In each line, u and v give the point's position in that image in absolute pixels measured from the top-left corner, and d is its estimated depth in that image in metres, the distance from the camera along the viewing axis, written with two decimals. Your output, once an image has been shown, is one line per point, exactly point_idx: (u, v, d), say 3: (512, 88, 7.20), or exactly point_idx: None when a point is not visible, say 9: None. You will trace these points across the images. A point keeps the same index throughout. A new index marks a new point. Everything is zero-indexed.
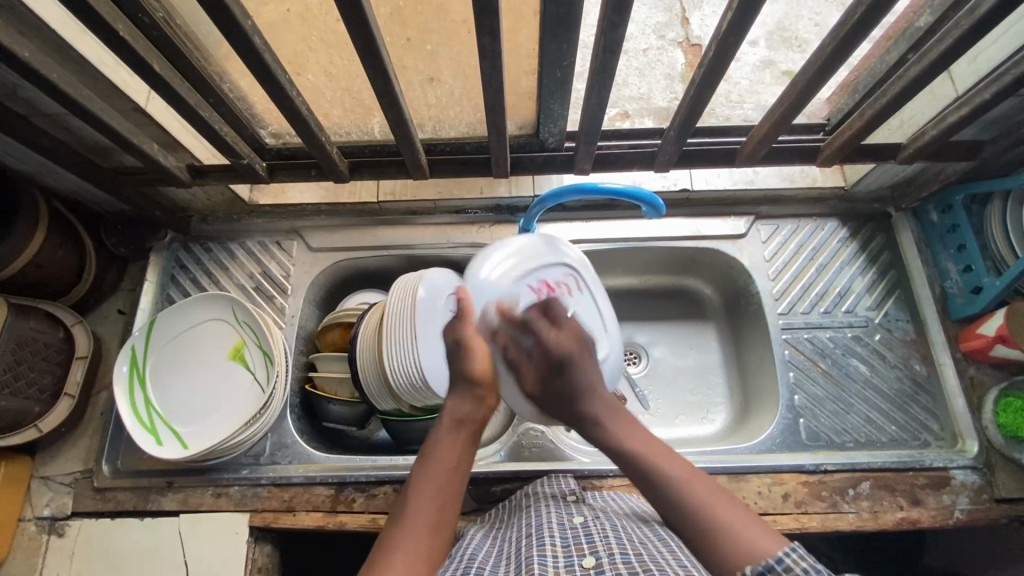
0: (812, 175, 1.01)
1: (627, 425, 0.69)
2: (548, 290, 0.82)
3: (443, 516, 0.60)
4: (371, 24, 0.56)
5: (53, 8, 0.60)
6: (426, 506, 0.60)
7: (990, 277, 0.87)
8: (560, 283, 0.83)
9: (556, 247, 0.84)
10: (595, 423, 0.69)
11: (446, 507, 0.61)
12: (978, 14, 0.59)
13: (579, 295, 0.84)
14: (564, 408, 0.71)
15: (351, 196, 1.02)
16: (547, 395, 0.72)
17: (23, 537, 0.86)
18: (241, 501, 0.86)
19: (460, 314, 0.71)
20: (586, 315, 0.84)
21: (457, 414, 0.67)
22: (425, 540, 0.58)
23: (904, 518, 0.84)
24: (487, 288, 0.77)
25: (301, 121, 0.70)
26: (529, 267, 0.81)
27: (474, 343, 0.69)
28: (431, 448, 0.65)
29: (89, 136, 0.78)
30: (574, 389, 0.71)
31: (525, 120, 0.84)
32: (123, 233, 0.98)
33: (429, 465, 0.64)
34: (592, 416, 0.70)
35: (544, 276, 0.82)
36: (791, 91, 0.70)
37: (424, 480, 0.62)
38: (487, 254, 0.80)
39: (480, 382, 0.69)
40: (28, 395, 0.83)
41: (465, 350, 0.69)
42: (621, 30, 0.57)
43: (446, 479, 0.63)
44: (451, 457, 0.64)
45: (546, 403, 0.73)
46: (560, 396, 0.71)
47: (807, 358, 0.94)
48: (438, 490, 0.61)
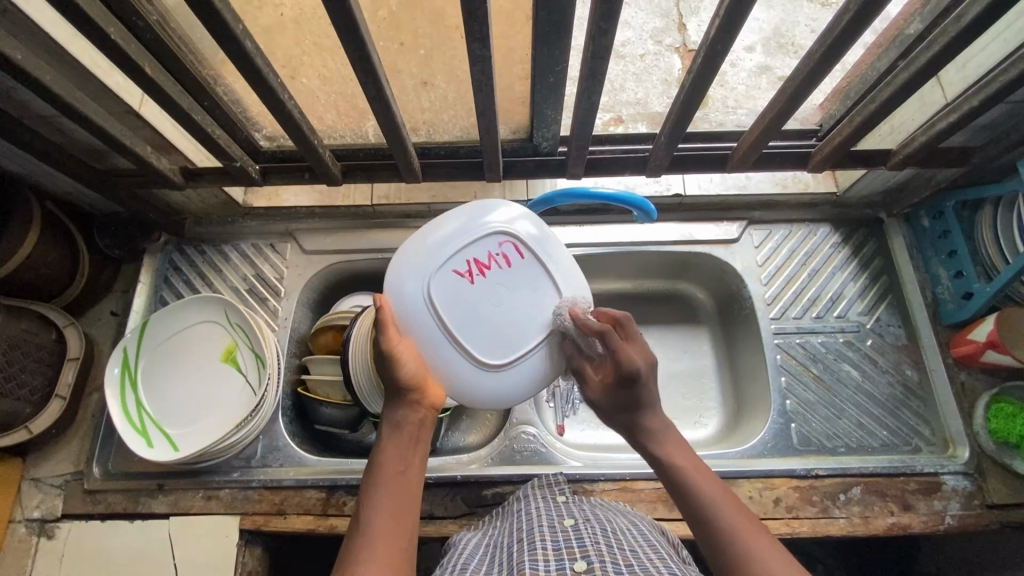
0: (804, 180, 1.00)
1: (674, 441, 0.63)
2: (480, 268, 0.70)
3: (402, 521, 0.56)
4: (362, 29, 0.57)
5: (47, 11, 0.61)
6: (383, 514, 0.56)
7: (980, 282, 0.88)
8: (492, 256, 0.70)
9: (479, 215, 0.71)
10: (652, 434, 0.64)
11: (407, 512, 0.57)
12: (964, 22, 0.59)
13: (520, 261, 0.71)
14: (621, 419, 0.66)
15: (345, 199, 1.02)
16: (608, 408, 0.67)
17: (12, 539, 0.86)
18: (232, 503, 0.86)
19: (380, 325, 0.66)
20: (524, 287, 0.71)
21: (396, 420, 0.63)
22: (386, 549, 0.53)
23: (896, 523, 0.84)
24: (408, 283, 0.68)
25: (295, 124, 0.71)
26: (449, 248, 0.69)
27: (399, 348, 0.66)
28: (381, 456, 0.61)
29: (83, 139, 0.78)
30: (635, 415, 0.65)
31: (519, 124, 0.85)
32: (117, 233, 0.97)
33: (376, 476, 0.59)
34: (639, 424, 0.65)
35: (472, 254, 0.70)
36: (781, 98, 0.71)
37: (380, 490, 0.58)
38: (410, 247, 0.70)
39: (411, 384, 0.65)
40: (19, 397, 0.83)
41: (390, 358, 0.65)
42: (610, 35, 0.58)
43: (399, 483, 0.59)
44: (401, 461, 0.60)
45: (608, 415, 0.68)
46: (624, 408, 0.65)
47: (798, 363, 0.94)
48: (394, 495, 0.57)
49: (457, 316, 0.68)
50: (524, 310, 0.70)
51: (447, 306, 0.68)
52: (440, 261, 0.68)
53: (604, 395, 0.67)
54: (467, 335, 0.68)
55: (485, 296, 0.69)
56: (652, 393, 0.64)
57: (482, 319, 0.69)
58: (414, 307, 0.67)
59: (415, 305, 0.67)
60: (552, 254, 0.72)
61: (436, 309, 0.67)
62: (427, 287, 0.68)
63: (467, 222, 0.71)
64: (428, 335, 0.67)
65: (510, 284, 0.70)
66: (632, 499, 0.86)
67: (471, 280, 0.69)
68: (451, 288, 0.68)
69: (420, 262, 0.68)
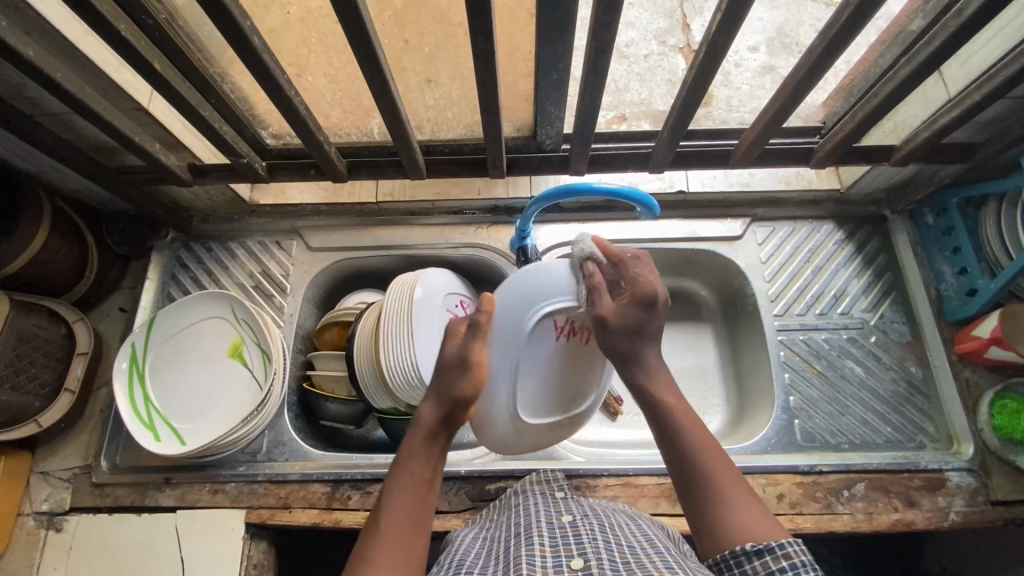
0: (807, 178, 1.01)
1: (665, 377, 0.67)
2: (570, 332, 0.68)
3: (420, 528, 0.57)
4: (368, 26, 0.57)
5: (59, 10, 0.62)
6: (403, 521, 0.57)
7: (984, 279, 0.88)
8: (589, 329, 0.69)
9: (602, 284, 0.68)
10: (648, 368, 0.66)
11: (424, 521, 0.58)
12: (965, 16, 0.59)
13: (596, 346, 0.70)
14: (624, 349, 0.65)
15: (350, 196, 1.02)
16: (612, 334, 0.65)
17: (21, 532, 0.87)
18: (237, 497, 0.87)
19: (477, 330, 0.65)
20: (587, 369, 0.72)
21: (427, 426, 0.63)
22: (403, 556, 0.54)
23: (900, 520, 0.83)
24: (511, 317, 0.66)
25: (301, 121, 0.72)
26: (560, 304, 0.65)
27: (477, 359, 0.65)
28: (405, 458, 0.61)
29: (93, 136, 0.79)
30: (638, 342, 0.65)
31: (523, 122, 0.85)
32: (125, 231, 0.99)
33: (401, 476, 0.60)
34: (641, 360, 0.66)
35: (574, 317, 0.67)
36: (782, 94, 0.71)
37: (400, 495, 0.58)
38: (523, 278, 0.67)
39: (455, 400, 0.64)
40: (28, 390, 0.84)
41: (466, 368, 0.65)
42: (613, 30, 0.58)
43: (421, 491, 0.59)
44: (425, 467, 0.61)
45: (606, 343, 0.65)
46: (629, 332, 0.65)
47: (802, 360, 0.95)
48: (414, 502, 0.58)
49: (528, 372, 0.69)
50: (573, 391, 0.73)
51: (528, 358, 0.68)
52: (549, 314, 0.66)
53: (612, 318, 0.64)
54: (528, 387, 0.70)
55: (558, 360, 0.69)
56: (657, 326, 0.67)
57: (543, 382, 0.70)
58: (504, 341, 0.67)
59: (508, 339, 0.67)
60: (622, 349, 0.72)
61: (517, 355, 0.67)
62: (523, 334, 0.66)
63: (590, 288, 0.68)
64: (495, 374, 0.68)
65: (582, 358, 0.71)
66: (635, 495, 0.86)
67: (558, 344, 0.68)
68: (537, 342, 0.67)
69: (529, 303, 0.66)
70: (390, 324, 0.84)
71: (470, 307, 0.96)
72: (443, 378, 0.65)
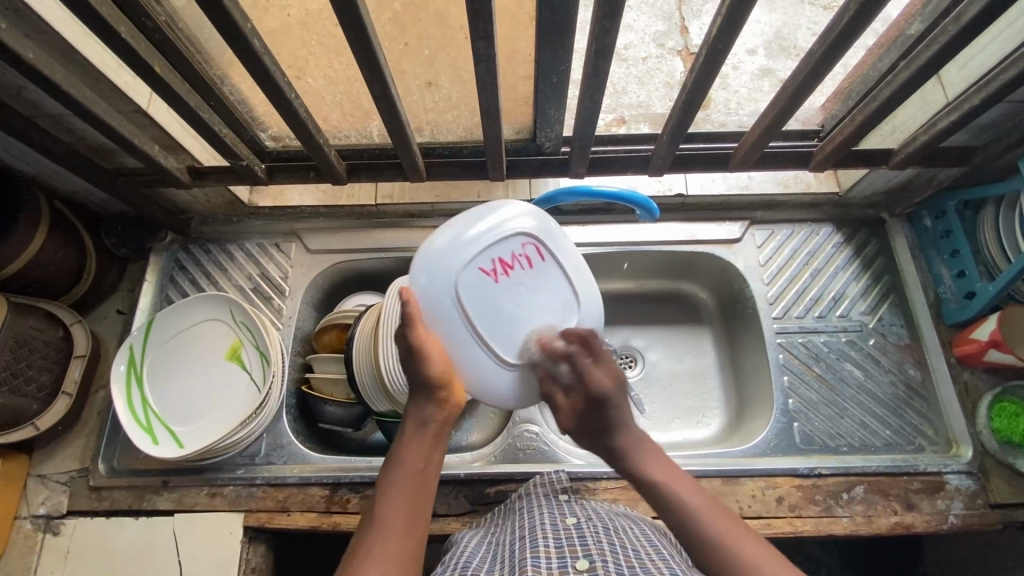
0: (806, 180, 1.01)
1: (650, 455, 0.69)
2: (503, 268, 0.70)
3: (413, 520, 0.59)
4: (369, 29, 0.57)
5: (58, 11, 0.62)
6: (399, 512, 0.60)
7: (983, 281, 0.88)
8: (517, 257, 0.70)
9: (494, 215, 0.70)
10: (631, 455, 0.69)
11: (421, 511, 0.61)
12: (964, 21, 0.60)
13: (542, 264, 0.71)
14: (598, 441, 0.71)
15: (348, 198, 1.03)
16: (582, 429, 0.72)
17: (18, 535, 0.86)
18: (235, 501, 0.86)
19: (408, 322, 0.65)
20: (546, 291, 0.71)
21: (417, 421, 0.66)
22: (400, 543, 0.57)
23: (898, 523, 0.84)
24: (433, 281, 0.67)
25: (301, 124, 0.71)
26: (477, 249, 0.68)
27: (429, 348, 0.66)
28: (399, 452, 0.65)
29: (92, 138, 0.79)
30: (608, 436, 0.71)
31: (522, 125, 0.85)
32: (123, 233, 0.98)
33: (396, 470, 0.63)
34: (622, 448, 0.70)
35: (497, 253, 0.69)
36: (782, 98, 0.71)
37: (395, 488, 0.61)
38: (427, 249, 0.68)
39: (441, 386, 0.67)
40: (26, 393, 0.84)
41: (420, 357, 0.66)
42: (613, 34, 0.58)
43: (416, 481, 0.62)
44: (418, 458, 0.64)
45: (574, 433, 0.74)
46: (598, 432, 0.71)
47: (801, 363, 0.95)
48: (407, 493, 0.61)
49: (478, 313, 0.68)
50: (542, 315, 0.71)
51: (473, 302, 0.68)
52: (470, 258, 0.68)
53: (574, 419, 0.73)
54: (491, 333, 0.69)
55: (507, 298, 0.70)
56: (621, 414, 0.71)
57: (503, 318, 0.69)
58: (442, 312, 0.67)
59: (443, 308, 0.67)
60: (571, 259, 0.73)
61: (461, 310, 0.68)
62: (452, 283, 0.67)
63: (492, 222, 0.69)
64: (452, 336, 0.68)
65: (532, 286, 0.71)
66: (634, 498, 0.86)
67: (496, 280, 0.69)
68: (477, 291, 0.68)
69: (449, 259, 0.67)
70: (389, 326, 0.82)
71: None
72: (415, 373, 0.67)
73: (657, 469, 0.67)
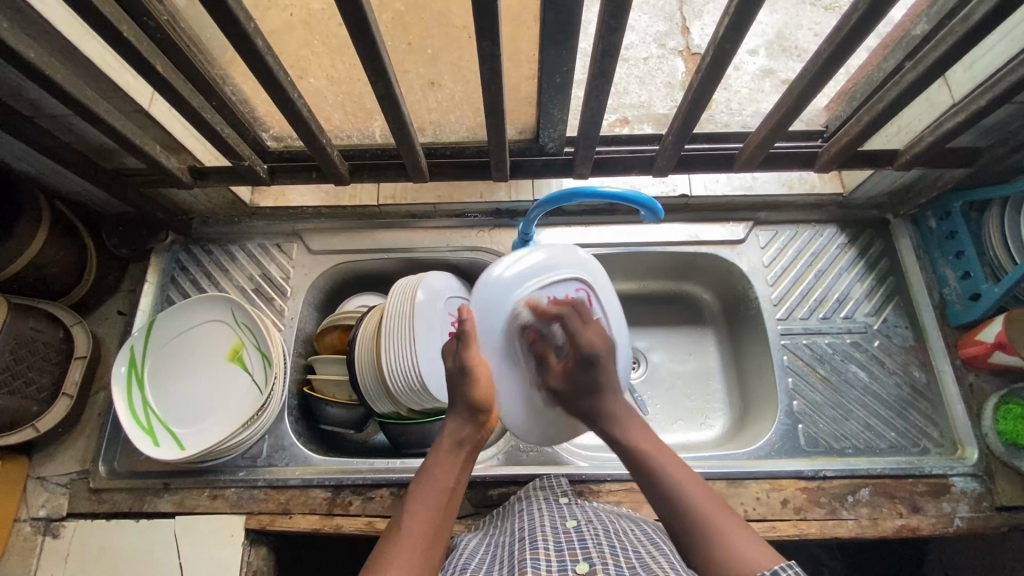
0: (811, 181, 1.00)
1: (635, 425, 0.71)
2: (550, 305, 0.77)
3: (438, 534, 0.61)
4: (373, 28, 0.57)
5: (59, 10, 0.61)
6: (425, 523, 0.61)
7: (989, 283, 0.88)
8: (566, 298, 0.78)
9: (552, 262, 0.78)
10: (617, 425, 0.71)
11: (445, 524, 0.63)
12: (972, 22, 0.59)
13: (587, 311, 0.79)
14: (585, 403, 0.74)
15: (351, 198, 1.02)
16: (568, 395, 0.75)
17: (18, 538, 0.86)
18: (237, 503, 0.86)
19: (462, 340, 0.70)
20: None
21: (453, 437, 0.69)
22: (427, 551, 0.59)
23: (904, 525, 0.83)
24: (496, 305, 0.74)
25: (304, 124, 0.71)
26: (526, 284, 0.76)
27: (478, 368, 0.71)
28: (434, 464, 0.67)
29: (93, 138, 0.79)
30: (597, 401, 0.73)
31: (525, 125, 0.85)
32: (124, 234, 0.97)
33: (428, 482, 0.65)
34: (610, 415, 0.72)
35: (551, 294, 0.77)
36: (788, 97, 0.70)
37: (427, 500, 0.63)
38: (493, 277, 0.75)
39: (479, 408, 0.70)
40: (26, 395, 0.83)
41: (468, 376, 0.70)
42: (620, 35, 0.58)
43: (447, 495, 0.65)
44: (450, 474, 0.66)
45: (566, 397, 0.75)
46: (586, 395, 0.74)
47: (805, 364, 0.94)
48: (435, 506, 0.63)
49: (527, 349, 0.76)
50: None
51: (522, 336, 0.76)
52: (526, 295, 0.75)
53: (564, 378, 0.75)
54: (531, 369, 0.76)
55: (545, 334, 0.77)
56: (611, 380, 0.74)
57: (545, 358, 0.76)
58: (491, 336, 0.75)
59: (498, 335, 0.74)
60: (613, 307, 0.81)
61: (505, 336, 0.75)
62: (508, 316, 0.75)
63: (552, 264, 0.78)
64: (498, 365, 0.75)
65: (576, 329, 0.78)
66: (638, 500, 0.85)
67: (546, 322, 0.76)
68: (522, 323, 0.75)
69: (508, 291, 0.75)
70: (393, 322, 0.83)
71: None
72: (456, 391, 0.71)
73: (643, 439, 0.69)
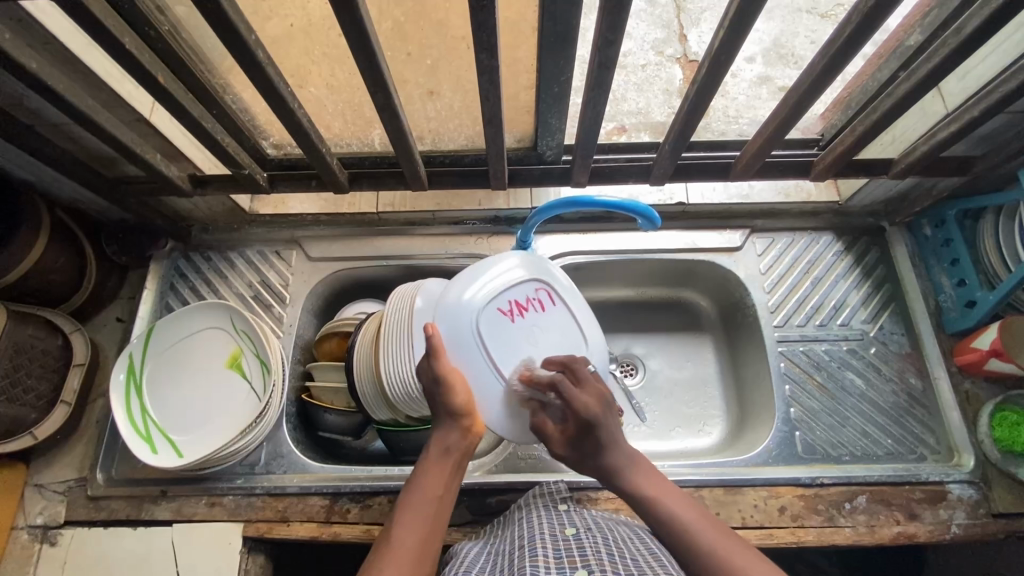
0: (806, 190, 1.02)
1: (643, 477, 0.66)
2: (519, 310, 0.78)
3: (428, 544, 0.59)
4: (372, 40, 0.58)
5: (62, 21, 0.62)
6: (413, 533, 0.60)
7: (983, 290, 0.88)
8: (531, 300, 0.79)
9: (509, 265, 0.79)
10: (622, 478, 0.66)
11: (434, 537, 0.61)
12: (963, 35, 0.60)
13: (552, 307, 0.80)
14: (591, 466, 0.68)
15: (350, 206, 1.04)
16: (576, 457, 0.70)
17: (15, 546, 0.86)
18: (235, 510, 0.86)
19: (433, 353, 0.69)
20: (561, 330, 0.79)
21: (439, 446, 0.67)
22: (412, 565, 0.57)
23: (901, 533, 0.83)
24: (460, 314, 0.74)
25: (304, 133, 0.72)
26: (491, 293, 0.76)
27: (451, 376, 0.69)
28: (418, 477, 0.65)
29: (94, 147, 0.79)
30: (602, 459, 0.67)
31: (524, 133, 0.86)
32: (124, 241, 0.98)
33: (414, 492, 0.64)
34: (616, 471, 0.67)
35: (512, 297, 0.78)
36: (784, 107, 0.71)
37: (412, 512, 0.61)
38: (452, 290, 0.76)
39: (462, 413, 0.69)
40: (25, 402, 0.83)
41: (445, 386, 0.69)
42: (616, 47, 0.59)
43: (434, 505, 0.63)
44: (435, 485, 0.64)
45: (576, 464, 0.70)
46: (589, 456, 0.68)
47: (802, 371, 0.95)
48: (422, 517, 0.61)
49: (500, 351, 0.74)
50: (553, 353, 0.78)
51: (494, 340, 0.75)
52: (489, 299, 0.76)
53: (567, 446, 0.70)
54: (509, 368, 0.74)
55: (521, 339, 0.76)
56: (615, 437, 0.68)
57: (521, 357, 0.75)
58: (466, 346, 0.73)
59: (467, 343, 0.73)
60: (580, 306, 0.82)
61: (482, 345, 0.73)
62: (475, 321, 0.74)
63: (508, 268, 0.79)
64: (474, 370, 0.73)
65: (545, 326, 0.79)
66: (636, 508, 0.86)
67: (513, 320, 0.77)
68: (496, 331, 0.75)
69: (470, 298, 0.75)
70: (392, 327, 0.83)
71: None
72: (438, 401, 0.70)
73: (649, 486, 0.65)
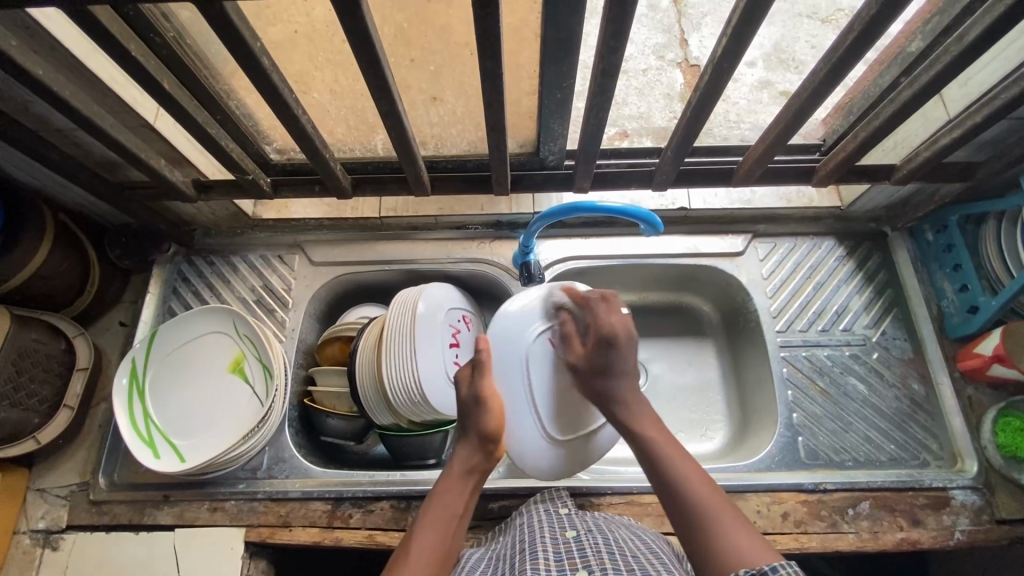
0: (808, 196, 1.02)
1: (643, 414, 0.74)
2: None
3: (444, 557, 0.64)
4: (377, 47, 0.58)
5: (68, 28, 0.62)
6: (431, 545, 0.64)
7: (986, 296, 0.88)
8: None
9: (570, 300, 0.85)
10: (622, 402, 0.74)
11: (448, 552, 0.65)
12: (965, 42, 0.60)
13: None
14: (595, 383, 0.76)
15: (354, 211, 1.03)
16: (582, 374, 0.78)
17: (17, 550, 0.86)
18: (237, 515, 0.86)
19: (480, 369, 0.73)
20: None
21: (464, 463, 0.71)
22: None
23: (905, 538, 0.83)
24: (512, 334, 0.82)
25: (308, 139, 0.72)
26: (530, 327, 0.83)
27: (490, 397, 0.73)
28: (439, 492, 0.69)
29: (98, 152, 0.80)
30: (607, 383, 0.75)
31: (526, 139, 0.86)
32: (127, 245, 0.98)
33: (435, 506, 0.68)
34: (617, 398, 0.75)
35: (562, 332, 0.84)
36: (786, 113, 0.71)
37: (433, 524, 0.66)
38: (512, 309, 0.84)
39: (492, 436, 0.72)
40: (28, 407, 0.83)
41: (483, 405, 0.72)
42: (619, 54, 0.59)
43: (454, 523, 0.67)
44: (455, 501, 0.69)
45: (579, 377, 0.78)
46: (596, 374, 0.76)
47: (805, 376, 0.94)
48: (442, 532, 0.65)
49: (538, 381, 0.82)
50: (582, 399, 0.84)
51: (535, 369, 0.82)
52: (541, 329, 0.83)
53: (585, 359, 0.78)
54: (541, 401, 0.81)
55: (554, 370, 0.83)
56: (623, 367, 0.76)
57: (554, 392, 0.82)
58: (511, 371, 0.81)
59: (512, 364, 0.81)
60: None
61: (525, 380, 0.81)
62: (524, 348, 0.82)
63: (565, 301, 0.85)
64: (511, 391, 0.81)
65: None
66: (639, 513, 0.85)
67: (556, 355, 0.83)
68: (545, 361, 0.82)
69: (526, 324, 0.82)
70: (393, 334, 0.84)
71: (473, 323, 0.96)
72: (471, 420, 0.73)
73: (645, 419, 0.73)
